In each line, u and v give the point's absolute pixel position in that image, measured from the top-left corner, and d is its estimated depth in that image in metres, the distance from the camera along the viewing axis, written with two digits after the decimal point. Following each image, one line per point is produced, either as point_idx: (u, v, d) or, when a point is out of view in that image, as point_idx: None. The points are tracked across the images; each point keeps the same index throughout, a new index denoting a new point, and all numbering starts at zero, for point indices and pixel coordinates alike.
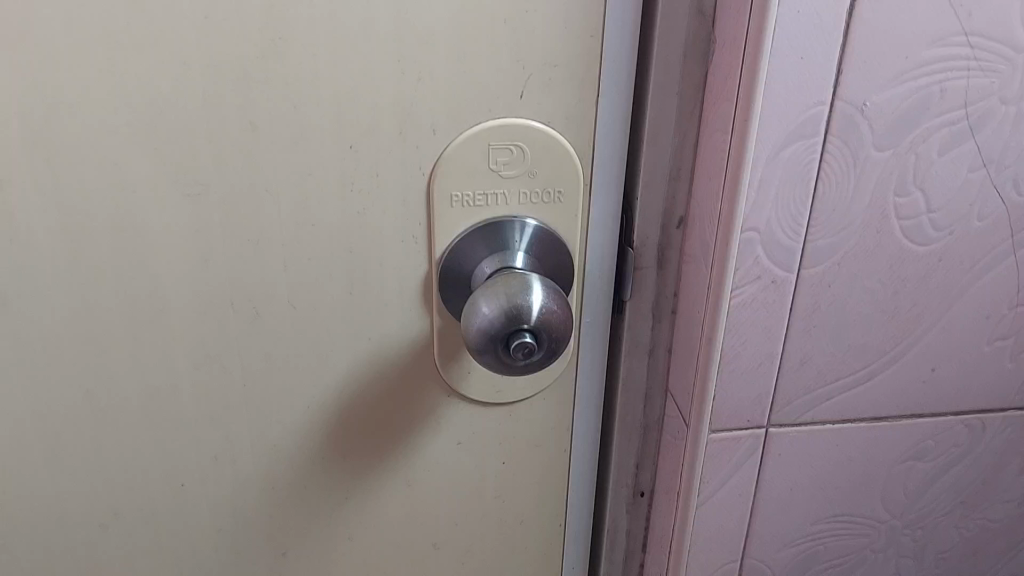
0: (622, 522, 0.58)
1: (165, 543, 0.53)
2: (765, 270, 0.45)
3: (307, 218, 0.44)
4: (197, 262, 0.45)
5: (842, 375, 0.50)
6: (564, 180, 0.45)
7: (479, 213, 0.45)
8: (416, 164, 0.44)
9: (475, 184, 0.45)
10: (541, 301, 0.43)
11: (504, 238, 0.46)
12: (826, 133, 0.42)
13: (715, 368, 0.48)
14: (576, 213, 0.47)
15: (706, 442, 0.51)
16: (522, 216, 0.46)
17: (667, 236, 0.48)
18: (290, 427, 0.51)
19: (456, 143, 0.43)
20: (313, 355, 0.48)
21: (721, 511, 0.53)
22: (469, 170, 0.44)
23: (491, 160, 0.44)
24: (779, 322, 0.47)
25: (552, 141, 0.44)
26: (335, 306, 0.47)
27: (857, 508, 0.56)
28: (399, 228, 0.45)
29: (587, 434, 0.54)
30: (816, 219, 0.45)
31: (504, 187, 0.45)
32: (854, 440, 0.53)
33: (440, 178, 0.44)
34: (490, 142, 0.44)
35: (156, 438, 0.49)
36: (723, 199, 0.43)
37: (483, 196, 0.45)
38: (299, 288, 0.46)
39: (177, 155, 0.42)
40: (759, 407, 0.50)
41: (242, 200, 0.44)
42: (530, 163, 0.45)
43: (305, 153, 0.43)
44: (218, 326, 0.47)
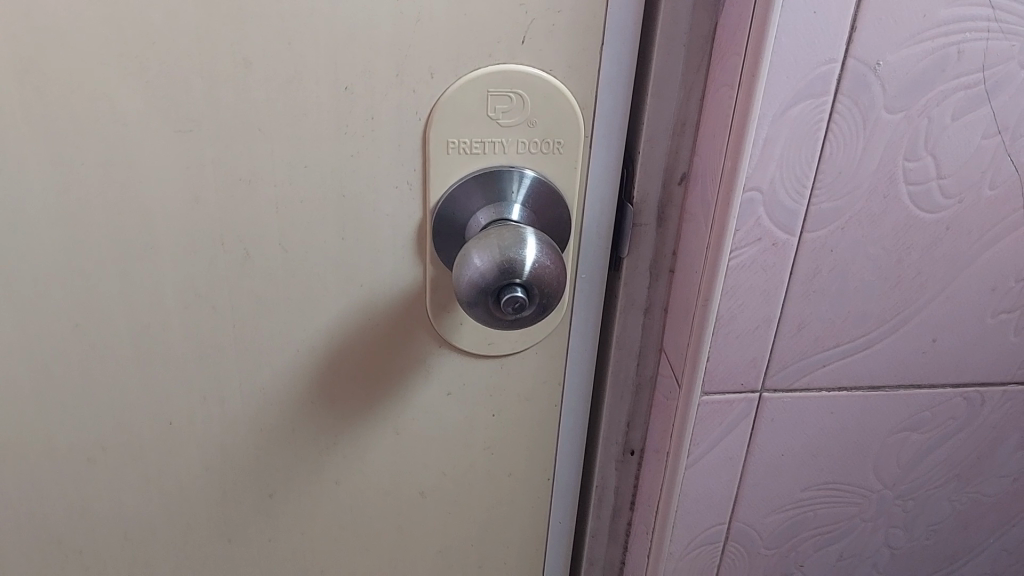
0: (611, 480, 0.58)
1: (151, 483, 0.53)
2: (766, 232, 0.44)
3: (300, 160, 0.43)
4: (186, 200, 0.44)
5: (840, 341, 0.49)
6: (564, 131, 0.44)
7: (476, 161, 0.44)
8: (413, 108, 0.43)
9: (473, 131, 0.43)
10: (534, 256, 0.42)
11: (501, 188, 0.45)
12: (836, 92, 0.41)
13: (710, 329, 0.47)
14: (575, 165, 0.45)
15: (698, 404, 0.50)
16: (520, 167, 0.45)
17: (668, 192, 0.47)
18: (279, 374, 0.50)
19: (454, 88, 0.42)
20: (303, 300, 0.47)
21: (710, 473, 0.53)
22: (467, 117, 0.43)
23: (490, 107, 0.43)
24: (778, 285, 0.46)
25: (553, 90, 0.43)
26: (327, 252, 0.46)
27: (849, 476, 0.55)
28: (393, 174, 0.44)
29: (578, 391, 0.54)
30: (821, 181, 0.43)
31: (503, 135, 0.44)
32: (849, 408, 0.52)
33: (437, 124, 0.43)
34: (489, 88, 0.42)
35: (144, 377, 0.49)
36: (727, 156, 0.42)
37: (480, 144, 0.44)
38: (292, 232, 0.45)
39: (169, 91, 0.41)
40: (753, 370, 0.49)
41: (234, 138, 0.42)
42: (530, 112, 0.43)
43: (300, 93, 0.41)
44: (209, 267, 0.46)
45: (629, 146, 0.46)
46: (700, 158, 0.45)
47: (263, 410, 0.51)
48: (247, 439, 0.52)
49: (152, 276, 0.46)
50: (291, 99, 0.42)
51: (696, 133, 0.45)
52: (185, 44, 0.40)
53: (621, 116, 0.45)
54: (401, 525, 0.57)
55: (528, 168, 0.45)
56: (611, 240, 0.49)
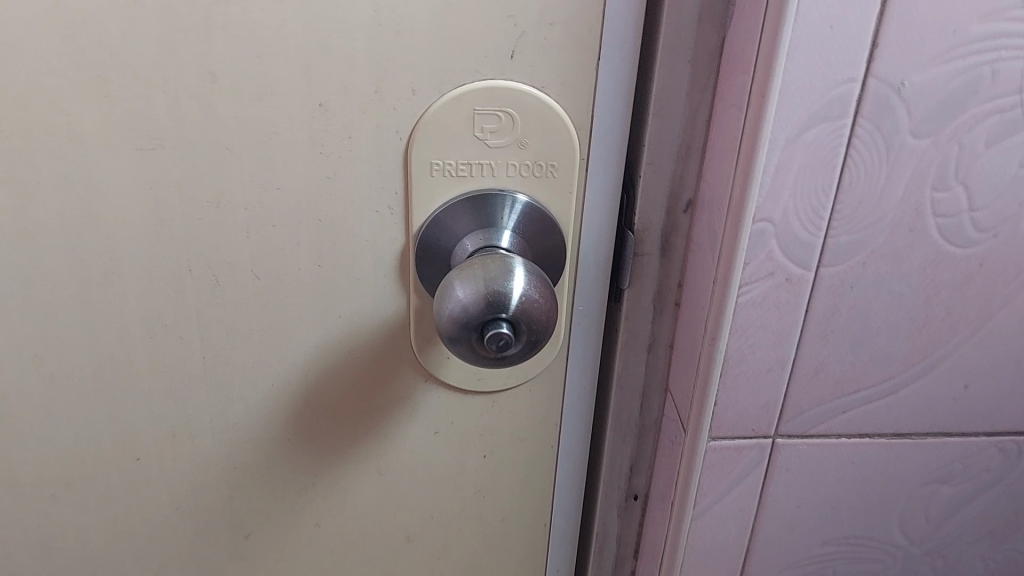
0: (614, 527, 0.54)
1: (121, 520, 0.50)
2: (779, 267, 0.41)
3: (272, 183, 0.40)
4: (151, 222, 0.41)
5: (861, 386, 0.45)
6: (558, 153, 0.41)
7: (462, 184, 0.41)
8: (393, 127, 0.39)
9: (458, 152, 0.40)
10: (522, 289, 0.39)
11: (491, 214, 0.41)
12: (856, 115, 0.37)
13: (717, 370, 0.43)
14: (570, 190, 0.42)
15: (705, 451, 0.46)
16: (511, 192, 0.41)
17: (673, 221, 0.43)
18: (255, 407, 0.47)
19: (437, 106, 0.39)
20: (277, 331, 0.44)
21: (718, 525, 0.49)
22: (452, 137, 0.40)
23: (477, 126, 0.40)
24: (792, 324, 0.42)
25: (546, 109, 0.40)
26: (302, 280, 0.43)
27: (872, 531, 0.51)
28: (373, 197, 0.41)
29: (577, 433, 0.50)
30: (839, 212, 0.40)
31: (491, 157, 0.40)
32: (872, 458, 0.48)
33: (419, 144, 0.40)
34: (475, 106, 0.39)
35: (110, 409, 0.46)
36: (735, 183, 0.38)
37: (467, 166, 0.40)
38: (264, 259, 0.42)
39: (129, 107, 0.38)
40: (766, 416, 0.45)
41: (200, 157, 0.39)
42: (521, 132, 0.40)
43: (271, 110, 0.38)
44: (175, 294, 0.43)
45: (631, 170, 0.43)
46: (707, 184, 0.41)
47: (236, 446, 0.48)
48: (222, 475, 0.49)
49: (116, 303, 0.43)
50: (261, 116, 0.38)
51: (702, 157, 0.41)
52: (145, 56, 0.37)
53: (621, 137, 0.41)
54: (387, 569, 0.54)
55: (519, 193, 0.41)
56: (611, 272, 0.45)
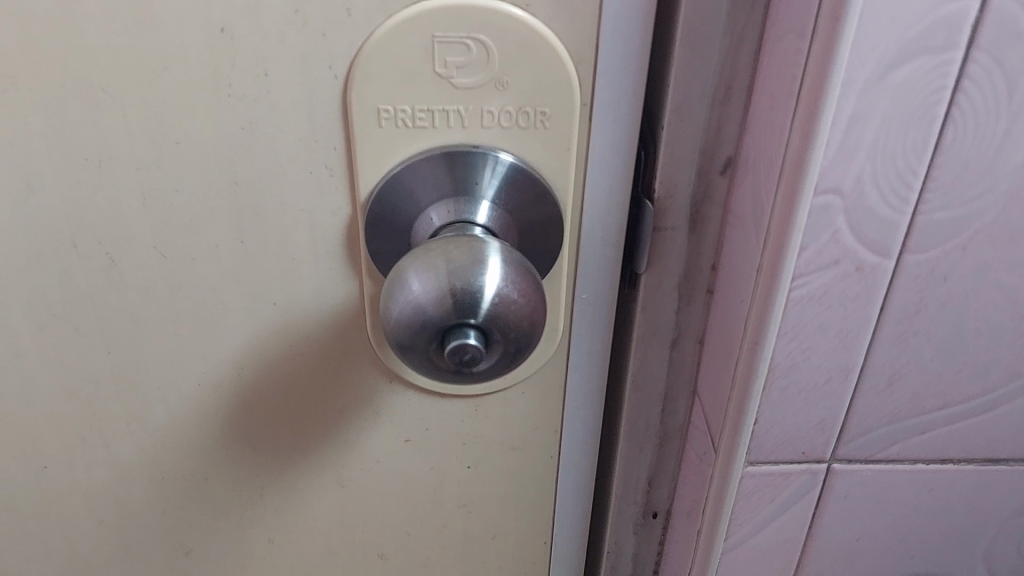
0: (628, 547, 0.45)
1: (34, 537, 0.41)
2: (847, 252, 0.30)
3: (169, 135, 0.30)
4: (17, 187, 0.31)
5: (948, 401, 0.35)
6: (551, 97, 0.30)
7: (424, 139, 0.31)
8: (324, 61, 0.29)
9: (413, 96, 0.30)
10: (497, 285, 0.28)
11: (464, 176, 0.31)
12: (969, 45, 0.26)
13: (759, 382, 0.33)
14: (569, 145, 0.31)
15: (741, 477, 0.36)
16: (490, 147, 0.31)
17: (706, 185, 0.33)
18: (180, 414, 0.38)
19: (382, 33, 0.28)
20: (199, 322, 0.35)
21: (755, 560, 0.39)
22: (404, 76, 0.29)
23: (438, 60, 0.29)
24: (862, 325, 0.32)
25: (533, 36, 0.29)
26: (224, 261, 0.33)
27: (948, 567, 0.41)
28: (305, 154, 0.31)
29: (584, 440, 0.40)
30: (936, 180, 0.29)
31: (459, 103, 0.30)
32: (956, 485, 0.38)
33: (359, 85, 0.29)
34: (434, 33, 0.28)
35: (0, 414, 0.37)
36: (790, 141, 0.28)
37: (427, 114, 0.30)
38: (170, 233, 0.32)
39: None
40: (821, 435, 0.35)
41: (69, 102, 0.29)
42: (498, 69, 0.29)
43: (156, 39, 0.28)
44: (63, 277, 0.33)
45: (651, 118, 0.32)
46: (752, 139, 0.30)
47: (163, 455, 0.39)
48: (148, 488, 0.40)
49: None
50: (140, 47, 0.28)
51: (747, 102, 0.30)
52: None
53: (636, 74, 0.30)
54: None
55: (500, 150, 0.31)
56: (626, 250, 0.35)
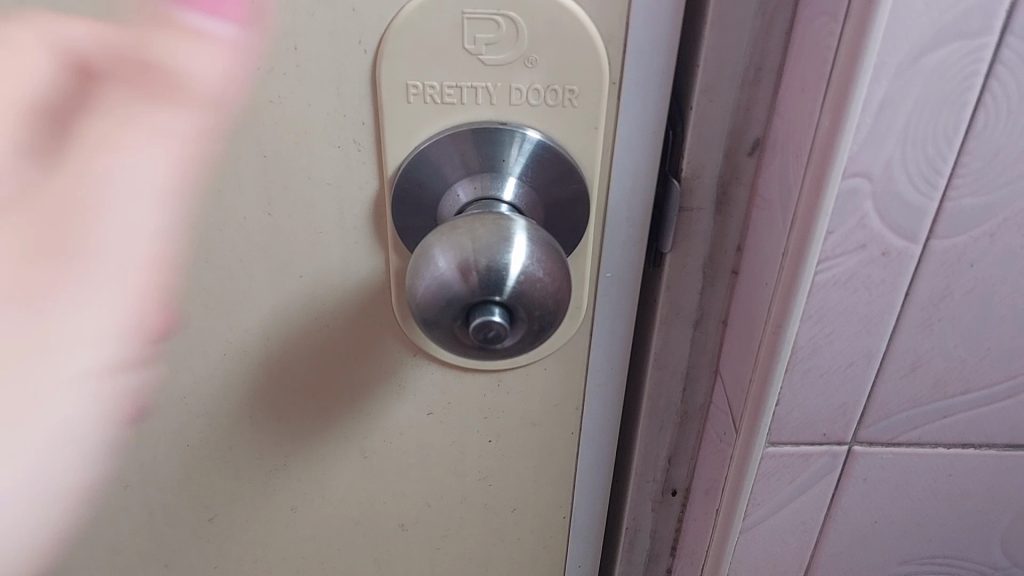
0: (647, 523, 0.45)
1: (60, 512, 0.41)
2: (874, 237, 0.30)
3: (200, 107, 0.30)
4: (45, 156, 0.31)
5: (971, 387, 0.35)
6: (580, 76, 0.30)
7: (452, 115, 0.31)
8: (354, 37, 0.29)
9: (442, 73, 0.30)
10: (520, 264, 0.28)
11: (490, 153, 0.31)
12: (1003, 31, 0.26)
13: (782, 364, 0.33)
14: (598, 124, 0.31)
15: (761, 457, 0.36)
16: (518, 125, 0.31)
17: (733, 166, 0.33)
18: (207, 385, 0.38)
19: (412, 9, 0.28)
20: (227, 295, 0.35)
21: (773, 539, 0.40)
22: (434, 53, 0.29)
23: (468, 38, 0.29)
24: (886, 309, 0.32)
25: (563, 14, 0.29)
26: (255, 232, 0.33)
27: (965, 549, 0.41)
28: (333, 130, 0.31)
29: (604, 416, 0.41)
30: (965, 165, 0.29)
31: (488, 80, 0.30)
32: (977, 470, 0.38)
33: (389, 61, 0.29)
34: (464, 11, 0.28)
35: None
36: (820, 125, 0.28)
37: (456, 91, 0.30)
38: (201, 206, 0.33)
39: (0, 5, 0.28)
40: (843, 418, 0.35)
41: (97, 73, 0.30)
42: (528, 47, 0.29)
43: None
44: (94, 248, 0.34)
45: (679, 98, 0.32)
46: (781, 121, 0.30)
47: (190, 427, 0.39)
48: (173, 459, 0.41)
49: None
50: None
51: (777, 84, 0.30)
52: None
53: (665, 53, 0.30)
54: (378, 559, 0.46)
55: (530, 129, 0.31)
56: (651, 229, 0.35)
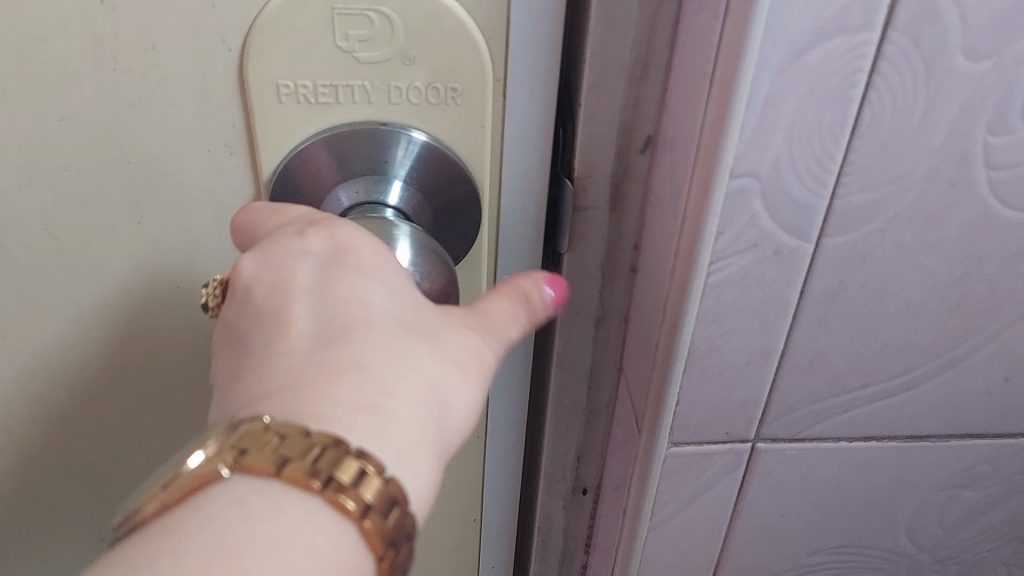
0: (559, 522, 0.44)
1: None
2: (765, 236, 0.29)
3: (57, 109, 0.29)
4: None
5: (870, 381, 0.35)
6: (461, 72, 0.29)
7: (330, 115, 0.30)
8: (218, 34, 0.28)
9: (315, 70, 0.29)
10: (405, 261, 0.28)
11: (372, 155, 0.31)
12: (886, 26, 0.25)
13: (679, 365, 0.33)
14: (484, 122, 0.31)
15: (665, 456, 0.36)
16: (400, 125, 0.30)
17: (626, 165, 0.32)
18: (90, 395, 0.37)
19: (278, 5, 0.27)
20: (108, 298, 0.34)
21: (681, 537, 0.39)
22: (305, 50, 0.28)
23: (340, 34, 0.28)
24: (782, 307, 0.32)
25: (439, 11, 0.28)
26: (126, 238, 0.32)
27: (873, 539, 0.41)
28: (203, 130, 0.30)
29: (511, 418, 0.40)
30: (853, 163, 0.28)
31: (365, 78, 0.29)
32: (879, 462, 0.38)
33: (257, 59, 0.28)
34: (335, 6, 0.27)
35: None
36: (705, 122, 0.27)
37: (331, 89, 0.29)
38: (68, 212, 0.31)
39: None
40: (744, 416, 0.35)
41: None
42: (404, 44, 0.28)
43: (31, 10, 0.27)
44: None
45: (568, 94, 0.31)
46: (670, 118, 0.29)
47: (75, 438, 0.38)
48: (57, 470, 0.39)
49: None
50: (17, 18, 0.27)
51: (666, 80, 0.29)
52: None
53: (549, 50, 0.29)
54: None
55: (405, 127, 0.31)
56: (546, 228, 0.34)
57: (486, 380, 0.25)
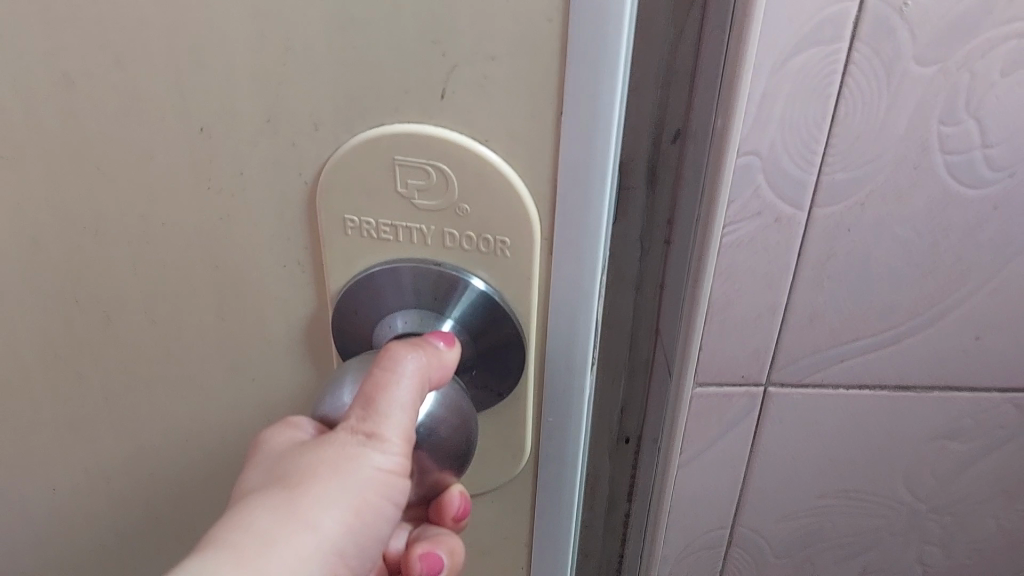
0: (604, 470, 0.53)
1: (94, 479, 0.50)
2: (767, 206, 0.38)
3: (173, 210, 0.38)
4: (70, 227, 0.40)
5: (861, 335, 0.42)
6: (510, 226, 0.35)
7: (388, 249, 0.37)
8: (296, 167, 0.36)
9: (382, 211, 0.36)
10: (427, 410, 0.35)
11: (431, 290, 0.38)
12: (852, 39, 0.33)
13: (701, 313, 0.41)
14: (527, 268, 0.36)
15: (690, 396, 0.44)
16: (460, 270, 0.37)
17: (660, 150, 0.40)
18: (201, 409, 0.45)
19: (352, 148, 0.35)
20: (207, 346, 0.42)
21: (708, 473, 0.47)
22: (373, 192, 0.36)
23: (400, 181, 0.35)
24: (784, 267, 0.40)
25: (493, 172, 0.34)
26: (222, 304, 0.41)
27: (873, 485, 0.48)
28: (289, 238, 0.38)
29: (552, 513, 0.45)
30: (835, 146, 0.36)
31: (421, 220, 0.36)
32: (873, 412, 0.45)
33: (325, 193, 0.36)
34: (396, 156, 0.35)
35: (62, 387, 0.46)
36: (718, 116, 0.35)
37: (389, 227, 0.37)
38: (189, 260, 0.40)
39: (48, 66, 0.35)
40: (756, 363, 0.43)
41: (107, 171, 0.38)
42: (455, 197, 0.35)
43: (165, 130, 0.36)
44: (117, 277, 0.41)
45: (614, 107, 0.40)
46: (695, 117, 0.38)
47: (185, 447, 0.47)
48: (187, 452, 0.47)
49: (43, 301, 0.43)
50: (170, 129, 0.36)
51: (690, 84, 0.38)
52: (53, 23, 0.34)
53: None
54: None
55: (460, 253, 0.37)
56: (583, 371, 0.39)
57: (383, 511, 0.34)
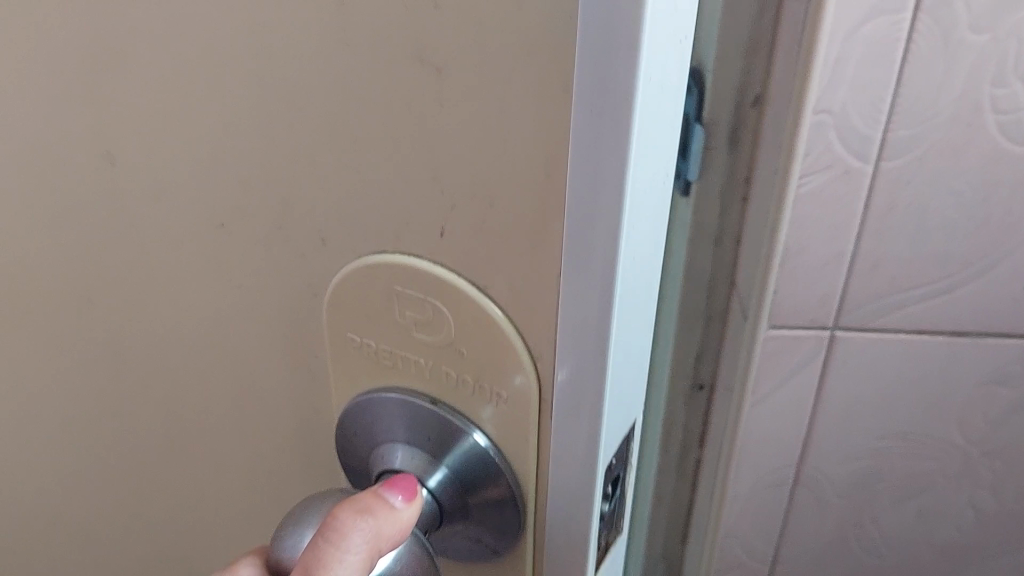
0: (680, 416, 0.57)
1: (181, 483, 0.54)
2: (837, 159, 0.43)
3: (248, 268, 0.40)
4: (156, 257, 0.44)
5: (918, 283, 0.47)
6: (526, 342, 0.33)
7: (427, 343, 0.36)
8: (359, 250, 0.36)
9: (418, 299, 0.35)
10: None
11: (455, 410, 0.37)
12: (915, 9, 0.39)
13: (776, 259, 0.46)
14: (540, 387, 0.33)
15: (764, 339, 0.49)
16: (483, 384, 0.35)
17: (741, 115, 0.45)
18: (256, 446, 0.48)
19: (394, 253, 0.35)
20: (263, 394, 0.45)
21: (778, 412, 0.52)
22: (414, 283, 0.35)
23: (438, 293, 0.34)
24: (850, 216, 0.45)
25: (526, 151, 0.28)
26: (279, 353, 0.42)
27: (929, 429, 0.53)
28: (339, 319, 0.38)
29: None
30: (898, 105, 0.41)
31: (447, 317, 0.35)
32: (930, 357, 0.50)
33: (379, 274, 0.35)
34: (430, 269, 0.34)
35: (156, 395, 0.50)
36: (796, 79, 0.41)
37: (426, 319, 0.35)
38: (252, 300, 0.41)
39: (162, 118, 0.39)
40: (824, 307, 0.48)
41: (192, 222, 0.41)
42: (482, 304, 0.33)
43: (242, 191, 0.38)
44: (197, 317, 0.44)
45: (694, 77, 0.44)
46: (776, 82, 0.44)
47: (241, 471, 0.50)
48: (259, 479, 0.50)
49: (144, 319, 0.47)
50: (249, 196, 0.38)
51: (771, 50, 0.43)
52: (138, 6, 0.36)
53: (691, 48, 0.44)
54: None
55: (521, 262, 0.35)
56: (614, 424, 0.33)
57: None
